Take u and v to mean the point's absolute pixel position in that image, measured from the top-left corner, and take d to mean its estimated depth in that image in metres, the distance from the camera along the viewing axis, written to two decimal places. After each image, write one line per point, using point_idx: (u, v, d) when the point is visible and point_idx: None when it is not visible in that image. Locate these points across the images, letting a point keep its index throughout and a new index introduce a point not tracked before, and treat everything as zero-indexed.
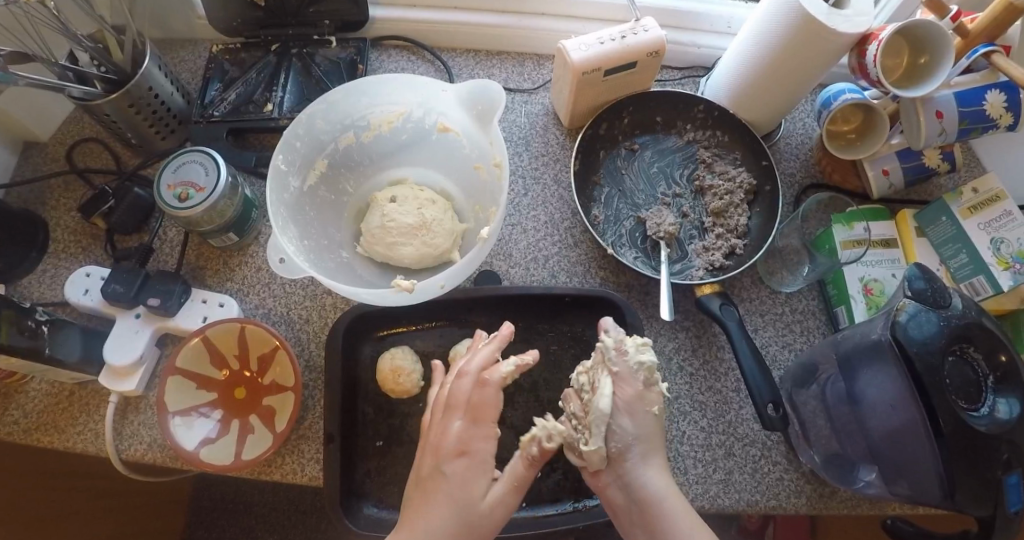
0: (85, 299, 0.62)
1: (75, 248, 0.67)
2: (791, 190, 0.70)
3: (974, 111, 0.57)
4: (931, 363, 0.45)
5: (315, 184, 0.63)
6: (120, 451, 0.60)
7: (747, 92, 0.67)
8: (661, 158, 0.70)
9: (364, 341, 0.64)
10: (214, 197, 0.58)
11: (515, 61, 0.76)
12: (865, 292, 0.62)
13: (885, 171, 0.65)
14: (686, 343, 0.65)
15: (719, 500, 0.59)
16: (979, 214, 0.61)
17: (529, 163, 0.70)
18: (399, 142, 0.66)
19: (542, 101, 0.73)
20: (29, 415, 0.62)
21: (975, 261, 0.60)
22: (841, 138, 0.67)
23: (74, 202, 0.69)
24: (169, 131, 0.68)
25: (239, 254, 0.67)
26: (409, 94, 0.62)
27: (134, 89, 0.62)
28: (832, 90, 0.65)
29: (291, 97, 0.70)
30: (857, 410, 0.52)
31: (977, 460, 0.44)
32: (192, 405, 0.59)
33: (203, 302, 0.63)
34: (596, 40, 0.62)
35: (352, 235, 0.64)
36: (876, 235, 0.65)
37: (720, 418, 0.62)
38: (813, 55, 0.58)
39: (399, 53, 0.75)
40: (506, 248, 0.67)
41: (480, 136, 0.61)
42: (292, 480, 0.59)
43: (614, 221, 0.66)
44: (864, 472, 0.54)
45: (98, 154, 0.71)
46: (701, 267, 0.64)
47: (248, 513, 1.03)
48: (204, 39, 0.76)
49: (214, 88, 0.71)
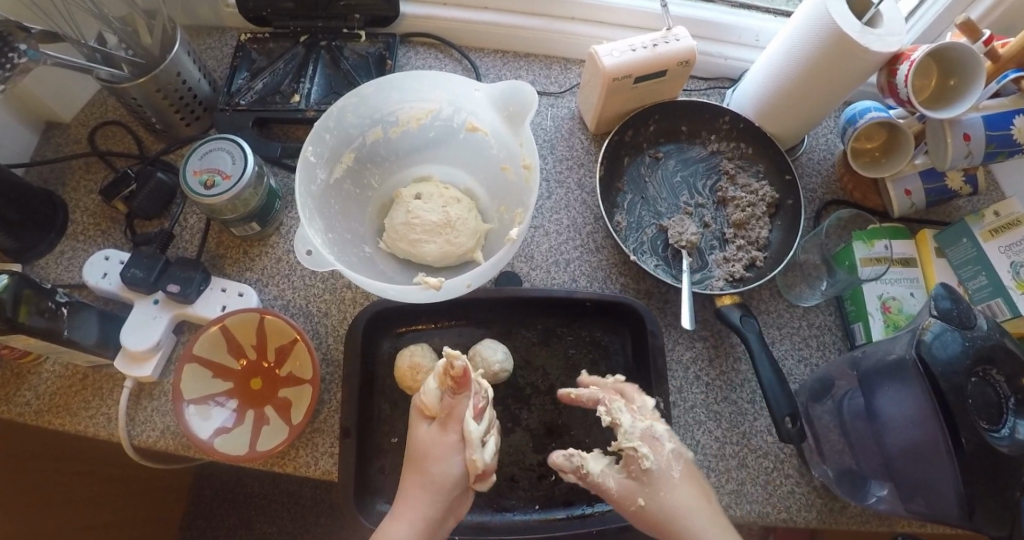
0: (103, 282, 0.61)
1: (94, 231, 0.67)
2: (812, 205, 0.71)
3: (1002, 135, 0.57)
4: (956, 383, 0.46)
5: (341, 177, 0.63)
6: (132, 437, 0.60)
7: (773, 105, 0.67)
8: (685, 167, 0.70)
9: (383, 336, 0.64)
10: (239, 187, 0.58)
11: (541, 64, 0.76)
12: (883, 310, 0.63)
13: (907, 191, 0.65)
14: (703, 353, 0.65)
15: (731, 511, 0.59)
16: (1001, 237, 0.61)
17: (553, 167, 0.70)
18: (426, 139, 0.66)
19: (568, 105, 0.74)
20: (41, 396, 0.61)
21: (994, 283, 0.60)
22: (865, 156, 0.67)
23: (94, 184, 0.68)
24: (194, 117, 0.68)
25: (259, 244, 0.67)
26: (440, 91, 0.62)
27: (162, 74, 0.62)
28: (857, 108, 0.67)
29: (318, 89, 0.70)
30: (875, 426, 0.53)
31: (996, 481, 0.45)
32: (208, 394, 0.58)
33: (222, 290, 0.63)
34: (627, 47, 0.63)
35: (375, 230, 0.64)
36: (897, 254, 0.65)
37: (735, 428, 0.63)
38: (844, 71, 0.58)
39: (426, 51, 0.75)
40: (528, 250, 0.67)
41: (509, 136, 0.61)
42: (305, 473, 0.59)
43: (636, 227, 0.67)
44: (875, 487, 0.55)
45: (120, 137, 0.71)
46: (721, 278, 0.65)
47: (248, 504, 1.02)
48: (231, 28, 0.76)
49: (241, 77, 0.71)
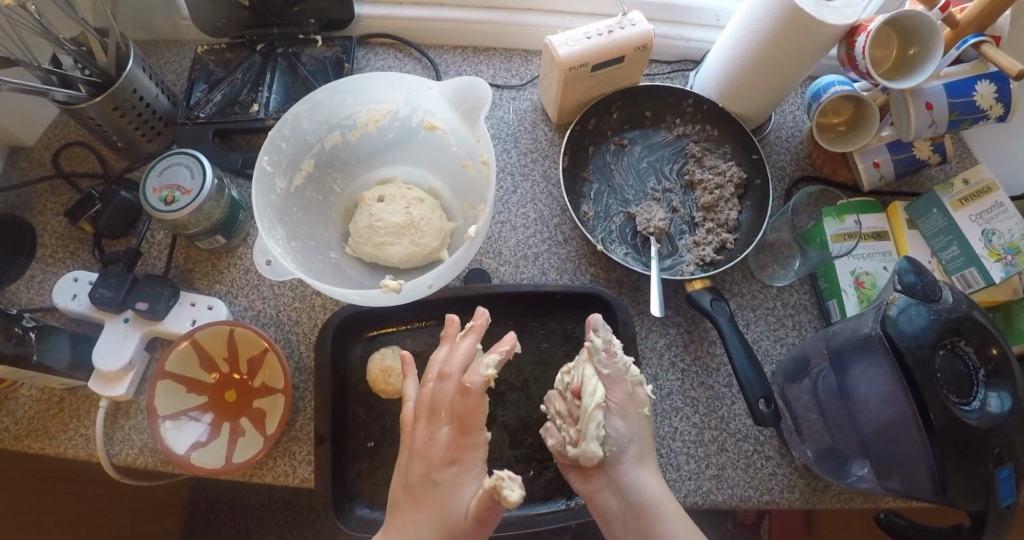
0: (72, 304, 0.61)
1: (63, 253, 0.67)
2: (782, 184, 0.70)
3: (965, 101, 0.57)
4: (922, 357, 0.45)
5: (302, 184, 0.62)
6: (112, 456, 0.60)
7: (736, 84, 0.66)
8: (651, 152, 0.69)
9: (354, 341, 0.63)
10: (199, 200, 0.58)
11: (502, 57, 0.75)
12: (856, 285, 0.62)
13: (875, 163, 0.64)
14: (677, 340, 0.65)
15: (711, 497, 0.59)
16: (970, 206, 0.61)
17: (518, 160, 0.70)
18: (386, 141, 0.65)
19: (530, 97, 0.73)
20: (19, 421, 0.61)
21: (966, 252, 0.60)
22: (831, 131, 0.66)
23: (61, 207, 0.68)
24: (155, 133, 0.68)
25: (227, 257, 0.67)
26: (396, 91, 0.61)
27: (118, 91, 0.61)
28: (822, 82, 0.65)
29: (277, 97, 0.69)
30: (849, 404, 0.52)
31: (969, 453, 0.44)
32: (182, 409, 0.59)
33: (191, 304, 0.63)
34: (582, 35, 0.62)
35: (340, 235, 0.64)
36: (868, 228, 0.64)
37: (712, 413, 0.62)
38: (802, 46, 0.57)
39: (386, 51, 0.75)
40: (495, 246, 0.66)
41: (467, 133, 0.60)
42: (284, 482, 0.59)
43: (604, 217, 0.66)
44: (855, 467, 0.54)
45: (85, 158, 0.71)
46: (692, 263, 0.64)
47: (245, 515, 1.03)
48: (189, 41, 0.76)
49: (199, 89, 0.70)
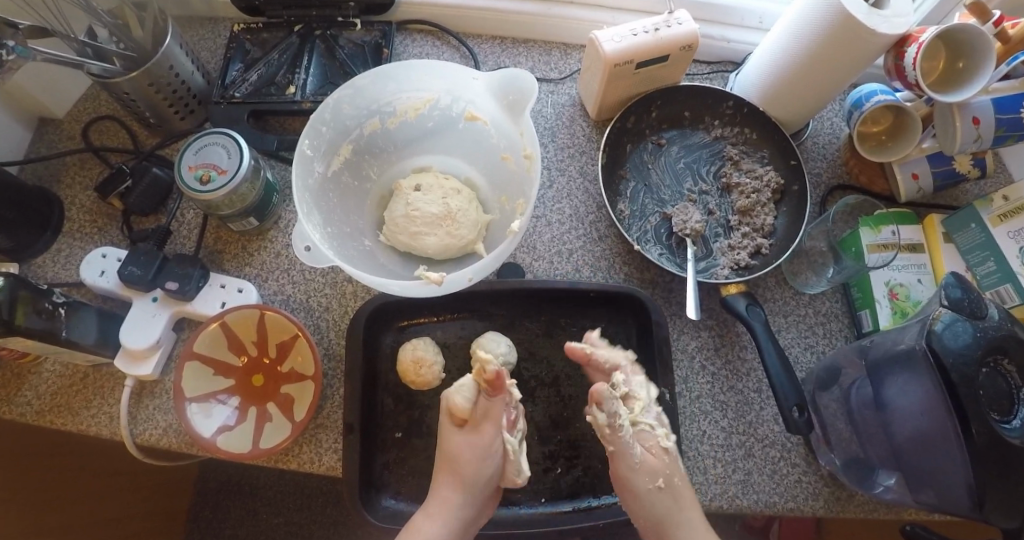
0: (101, 281, 0.60)
1: (91, 228, 0.66)
2: (818, 191, 0.70)
3: (1012, 118, 0.57)
4: (967, 374, 0.45)
5: (339, 169, 0.62)
6: (135, 436, 0.60)
7: (778, 89, 0.66)
8: (689, 153, 0.69)
9: (385, 330, 0.63)
10: (236, 181, 0.57)
11: (541, 50, 0.74)
12: (891, 297, 0.62)
13: (914, 175, 0.64)
14: (708, 343, 0.65)
15: (737, 501, 0.59)
16: (1009, 223, 0.61)
17: (555, 155, 0.69)
18: (425, 129, 0.64)
19: (568, 91, 0.72)
20: (42, 396, 0.61)
21: (1002, 268, 0.60)
22: (871, 140, 0.66)
23: (90, 181, 0.67)
24: (188, 111, 0.67)
25: (257, 240, 0.66)
26: (440, 80, 0.60)
27: (155, 67, 0.61)
28: (864, 90, 0.65)
29: (314, 80, 0.68)
30: (883, 416, 0.53)
31: (1009, 471, 0.44)
32: (209, 392, 0.58)
33: (221, 287, 0.62)
34: (629, 32, 0.61)
35: (375, 222, 0.63)
36: (904, 239, 0.64)
37: (741, 418, 0.62)
38: (851, 54, 0.57)
39: (424, 38, 0.74)
40: (529, 240, 0.66)
41: (509, 126, 0.60)
42: (309, 469, 0.59)
43: (639, 216, 0.66)
44: (883, 476, 0.55)
45: (115, 132, 0.70)
46: (727, 266, 0.64)
47: (254, 496, 1.03)
48: (224, 18, 0.74)
49: (234, 68, 0.69)
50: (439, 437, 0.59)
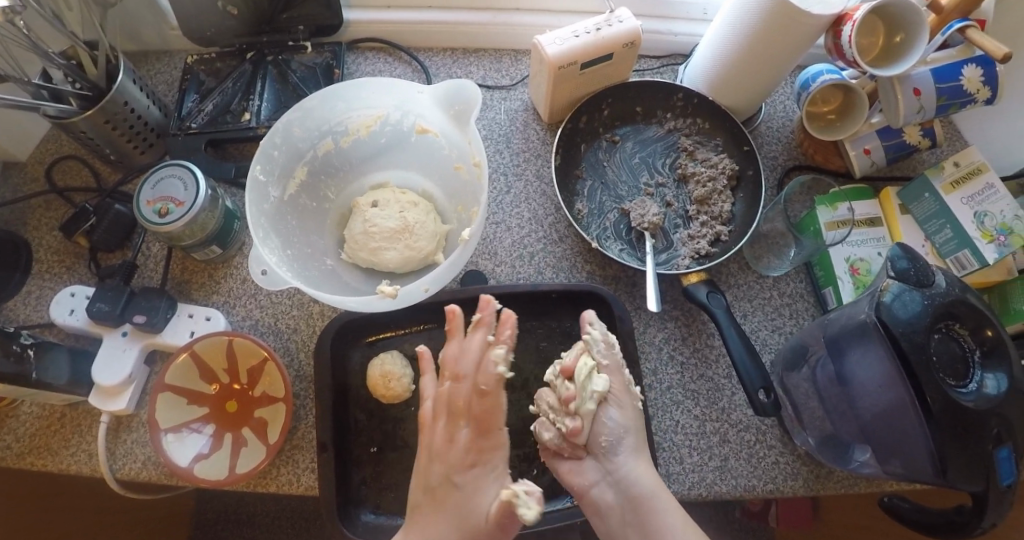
0: (71, 319, 0.61)
1: (59, 268, 0.67)
2: (774, 174, 0.70)
3: (952, 86, 0.57)
4: (917, 342, 0.45)
5: (296, 192, 0.62)
6: (114, 471, 0.60)
7: (725, 78, 0.66)
8: (643, 147, 0.69)
9: (354, 347, 0.63)
10: (193, 211, 0.58)
11: (491, 58, 0.75)
12: (851, 272, 0.63)
13: (866, 150, 0.65)
14: (675, 333, 0.65)
15: (715, 488, 0.59)
16: (962, 189, 0.61)
17: (511, 160, 0.70)
18: (379, 145, 0.65)
19: (520, 97, 0.73)
20: (21, 439, 0.61)
21: (958, 235, 0.60)
22: (821, 119, 0.67)
23: (56, 221, 0.68)
24: (147, 145, 0.68)
25: (223, 267, 0.67)
26: (387, 96, 0.61)
27: (110, 104, 0.61)
28: (810, 72, 0.65)
29: (268, 105, 0.69)
30: (847, 391, 0.53)
31: (969, 436, 0.44)
32: (183, 421, 0.58)
33: (189, 316, 0.63)
34: (570, 33, 0.62)
35: (336, 241, 0.64)
36: (861, 215, 0.65)
37: (713, 405, 0.63)
38: (789, 37, 0.58)
39: (376, 55, 0.75)
40: (491, 246, 0.66)
41: (458, 135, 0.61)
42: (288, 491, 0.59)
43: (598, 213, 0.66)
44: (857, 452, 0.55)
45: (78, 172, 0.71)
46: (687, 256, 0.64)
47: (251, 524, 1.03)
48: (179, 52, 0.76)
49: (190, 100, 0.70)
50: (413, 449, 0.60)
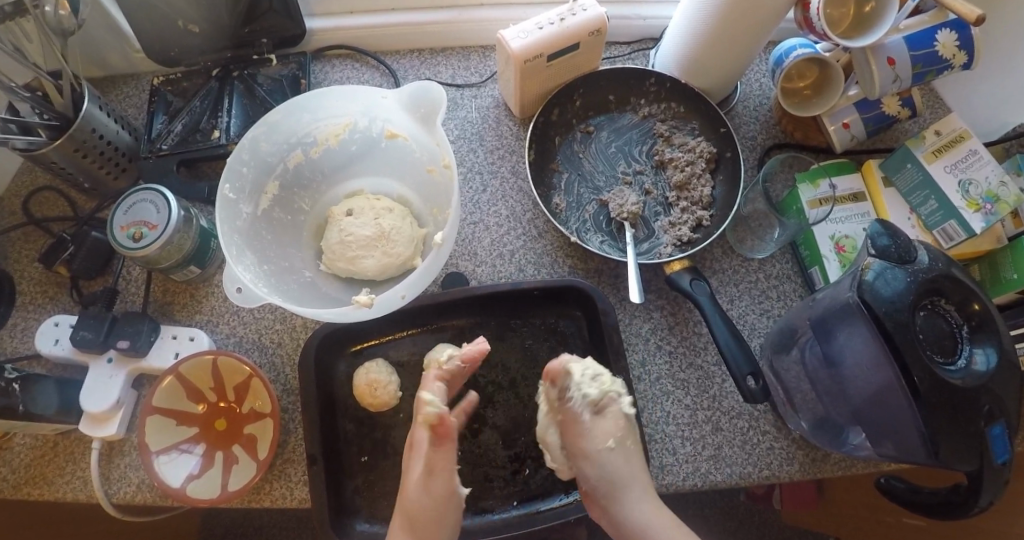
0: (56, 349, 0.61)
1: (42, 298, 0.67)
2: (754, 154, 0.69)
3: (927, 53, 0.55)
4: (901, 320, 0.44)
5: (269, 207, 0.62)
6: (111, 496, 0.61)
7: (695, 59, 0.65)
8: (618, 137, 0.68)
9: (339, 357, 0.63)
10: (167, 234, 0.58)
11: (459, 56, 0.74)
12: (837, 250, 0.61)
13: (846, 124, 0.63)
14: (662, 323, 0.64)
15: (710, 477, 0.59)
16: (945, 157, 0.60)
17: (484, 159, 0.69)
18: (349, 153, 0.65)
19: (491, 93, 0.72)
20: (17, 470, 0.62)
21: (943, 206, 0.59)
22: (797, 95, 0.65)
23: (36, 252, 0.69)
24: (120, 169, 0.67)
25: (205, 286, 0.67)
26: (352, 103, 0.61)
27: (78, 133, 0.61)
28: (783, 47, 0.63)
29: (237, 121, 0.69)
30: (836, 373, 0.52)
31: (960, 414, 0.43)
32: (174, 443, 0.58)
33: (173, 337, 0.63)
34: (534, 26, 0.61)
35: (313, 253, 0.63)
36: (843, 190, 0.64)
37: (703, 394, 0.62)
38: (757, 13, 0.57)
39: (342, 63, 0.74)
40: (470, 247, 0.66)
41: (428, 137, 0.60)
42: (282, 505, 0.59)
43: (576, 207, 0.65)
44: (852, 434, 0.54)
45: (55, 201, 0.71)
46: (669, 244, 0.63)
47: (259, 536, 1.04)
48: (146, 74, 0.75)
49: (159, 122, 0.70)
50: None
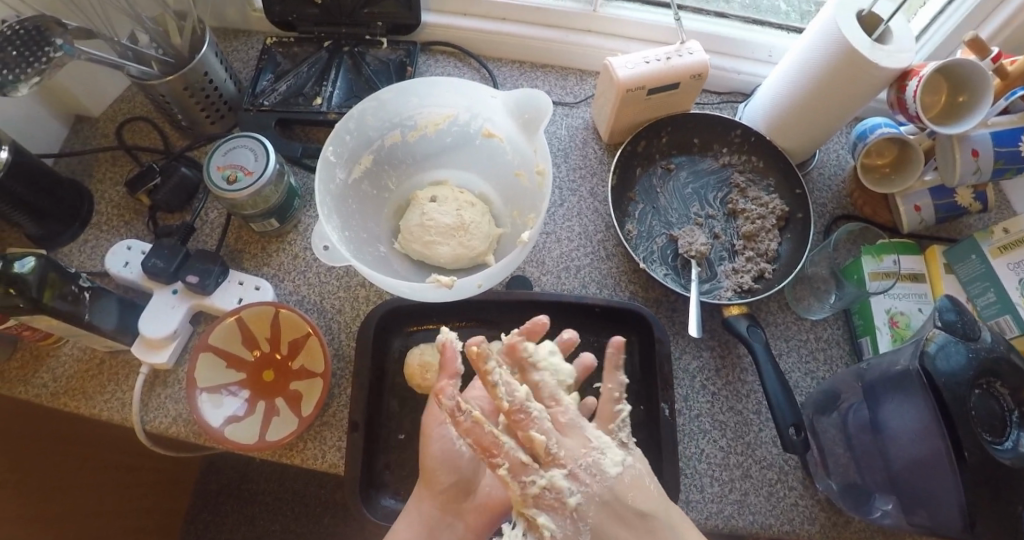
0: (124, 271, 0.63)
1: (118, 221, 0.69)
2: (821, 220, 0.72)
3: (1010, 151, 0.59)
4: (959, 394, 0.45)
5: (360, 177, 0.64)
6: (144, 423, 0.61)
7: (783, 119, 0.68)
8: (696, 179, 0.71)
9: (395, 334, 0.64)
10: (260, 183, 0.60)
11: (557, 75, 0.78)
12: (891, 324, 0.63)
13: (917, 207, 0.66)
14: (709, 363, 0.66)
15: (732, 521, 0.59)
16: (1009, 255, 0.62)
17: (566, 175, 0.72)
18: (443, 144, 0.67)
19: (582, 115, 0.75)
20: (57, 379, 0.62)
21: (1001, 300, 0.61)
22: (876, 172, 0.68)
23: (121, 177, 0.71)
24: (219, 116, 0.70)
25: (277, 240, 0.69)
26: (459, 98, 0.63)
27: (190, 73, 0.64)
28: (868, 123, 0.67)
29: (340, 93, 0.72)
30: (880, 440, 0.53)
31: (1001, 495, 0.44)
32: (221, 383, 0.59)
33: (239, 283, 0.64)
34: (642, 59, 0.64)
35: (390, 231, 0.65)
36: (905, 269, 0.66)
37: (739, 439, 0.63)
38: (854, 88, 0.60)
39: (446, 59, 0.78)
40: (539, 255, 0.68)
41: (525, 143, 0.63)
42: (310, 466, 0.60)
43: (646, 237, 0.68)
44: (879, 502, 0.54)
45: (147, 133, 0.73)
46: (730, 289, 0.65)
47: (252, 502, 1.03)
48: (258, 33, 0.79)
49: (265, 79, 0.73)
50: None
